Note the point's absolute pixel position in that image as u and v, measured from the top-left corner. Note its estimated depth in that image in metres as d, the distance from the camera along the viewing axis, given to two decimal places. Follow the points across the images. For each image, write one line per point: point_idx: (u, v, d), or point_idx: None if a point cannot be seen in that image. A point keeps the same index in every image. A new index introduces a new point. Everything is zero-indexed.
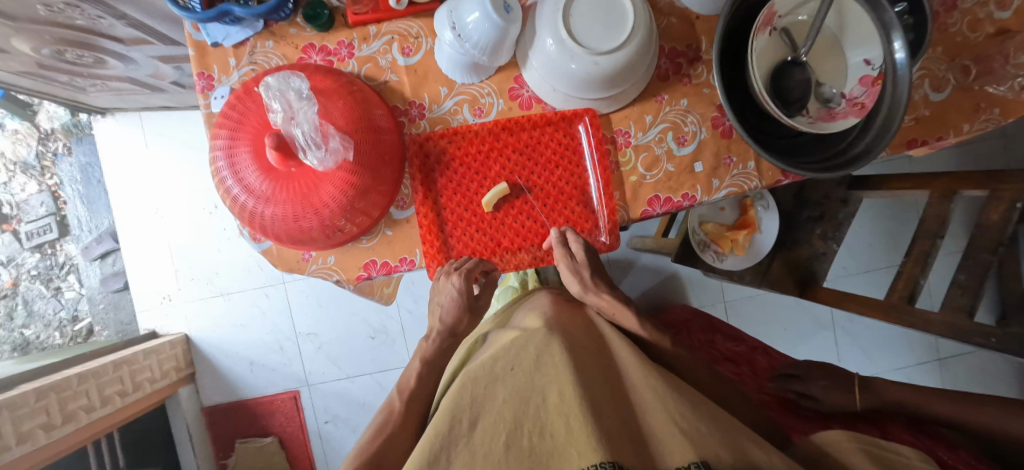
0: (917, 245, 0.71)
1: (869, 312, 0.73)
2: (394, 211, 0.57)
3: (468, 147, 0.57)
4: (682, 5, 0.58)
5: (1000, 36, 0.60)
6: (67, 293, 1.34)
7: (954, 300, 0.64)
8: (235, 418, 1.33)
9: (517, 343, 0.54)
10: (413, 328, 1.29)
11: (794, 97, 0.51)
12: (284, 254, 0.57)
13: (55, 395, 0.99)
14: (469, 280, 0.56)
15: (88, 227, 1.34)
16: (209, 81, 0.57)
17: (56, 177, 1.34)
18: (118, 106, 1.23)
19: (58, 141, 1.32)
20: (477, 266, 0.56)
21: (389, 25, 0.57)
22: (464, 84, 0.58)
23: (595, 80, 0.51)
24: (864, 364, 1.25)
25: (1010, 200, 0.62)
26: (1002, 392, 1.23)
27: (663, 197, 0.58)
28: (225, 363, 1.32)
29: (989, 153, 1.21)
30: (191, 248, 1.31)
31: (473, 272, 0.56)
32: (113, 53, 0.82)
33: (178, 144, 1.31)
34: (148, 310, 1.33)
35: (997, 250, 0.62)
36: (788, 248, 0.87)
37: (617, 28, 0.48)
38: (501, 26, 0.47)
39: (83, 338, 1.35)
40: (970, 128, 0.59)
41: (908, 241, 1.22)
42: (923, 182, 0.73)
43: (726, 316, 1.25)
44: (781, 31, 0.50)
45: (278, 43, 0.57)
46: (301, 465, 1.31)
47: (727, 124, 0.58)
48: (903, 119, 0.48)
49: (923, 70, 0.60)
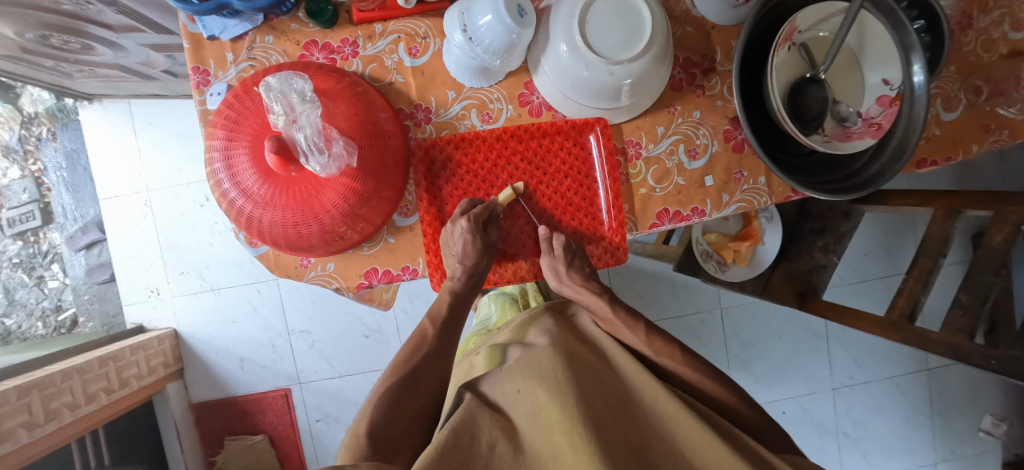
0: (918, 263, 0.70)
1: (869, 327, 0.73)
2: (397, 218, 0.55)
3: (475, 154, 0.55)
4: (698, 13, 0.57)
5: (1013, 57, 0.58)
6: (50, 282, 1.30)
7: (955, 320, 0.64)
8: (224, 415, 1.31)
9: (525, 363, 0.53)
10: (408, 327, 1.27)
11: (811, 115, 0.50)
12: (281, 259, 0.55)
13: (38, 393, 0.96)
14: (476, 226, 0.53)
15: (74, 215, 1.30)
16: (205, 76, 0.54)
17: (39, 163, 1.29)
18: (105, 92, 1.19)
19: (41, 126, 1.27)
20: (484, 211, 0.53)
21: (396, 24, 0.55)
22: (473, 88, 0.56)
23: (608, 89, 0.50)
24: (855, 372, 1.26)
25: (1014, 222, 0.61)
26: (984, 402, 1.26)
27: (671, 211, 0.57)
28: (215, 359, 1.30)
29: (984, 169, 1.23)
30: (181, 241, 1.28)
31: (480, 218, 0.53)
32: (101, 40, 0.78)
33: (169, 133, 1.27)
34: (136, 303, 1.30)
35: (1000, 272, 0.62)
36: (789, 260, 0.87)
37: (635, 37, 0.46)
38: (515, 30, 0.45)
39: (67, 330, 1.31)
40: (979, 148, 0.58)
41: (903, 253, 1.23)
42: (926, 200, 0.73)
43: (722, 323, 1.25)
44: (800, 46, 0.49)
45: (278, 39, 0.54)
46: (291, 463, 1.30)
47: (739, 138, 0.57)
48: (919, 140, 0.47)
49: (936, 89, 0.59)
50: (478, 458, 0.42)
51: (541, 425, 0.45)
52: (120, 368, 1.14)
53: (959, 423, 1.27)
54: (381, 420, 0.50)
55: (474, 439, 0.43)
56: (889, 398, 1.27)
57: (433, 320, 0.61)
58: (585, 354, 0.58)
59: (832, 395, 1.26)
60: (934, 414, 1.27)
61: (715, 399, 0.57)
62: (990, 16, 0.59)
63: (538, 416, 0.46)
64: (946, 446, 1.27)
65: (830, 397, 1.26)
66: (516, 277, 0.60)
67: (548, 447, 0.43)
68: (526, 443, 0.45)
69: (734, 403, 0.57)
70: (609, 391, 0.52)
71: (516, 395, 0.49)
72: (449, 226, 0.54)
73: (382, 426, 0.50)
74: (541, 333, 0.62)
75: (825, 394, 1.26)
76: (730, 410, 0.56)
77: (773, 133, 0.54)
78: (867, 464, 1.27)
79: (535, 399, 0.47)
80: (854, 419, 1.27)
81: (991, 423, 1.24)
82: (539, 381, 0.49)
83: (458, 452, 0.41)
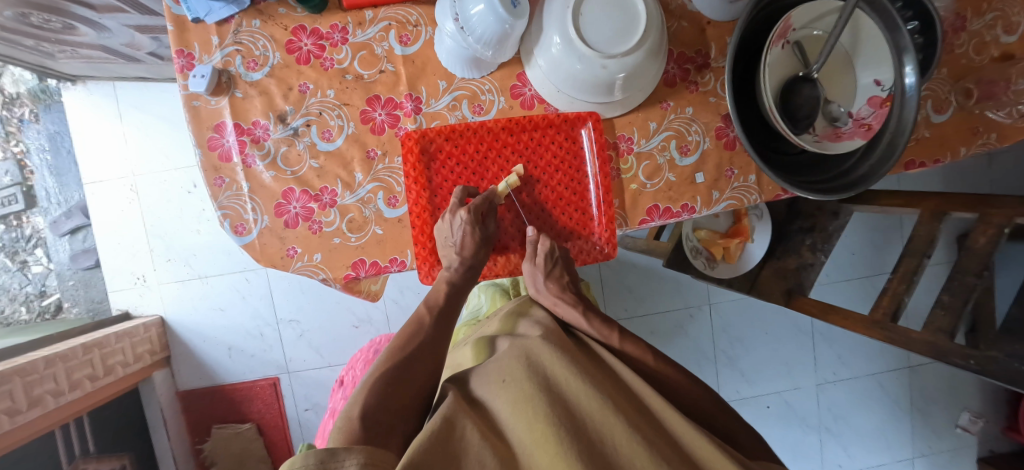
0: (904, 263, 0.70)
1: (853, 325, 0.73)
2: (385, 208, 0.55)
3: (466, 145, 0.54)
4: (694, 8, 0.56)
5: (1003, 61, 0.59)
6: (34, 268, 1.28)
7: (936, 320, 0.64)
8: (212, 403, 1.30)
9: (513, 353, 0.53)
10: (398, 319, 1.27)
11: (802, 114, 0.50)
12: (267, 249, 0.54)
13: (20, 379, 0.94)
14: (475, 216, 0.52)
15: (57, 200, 1.28)
16: (189, 60, 0.52)
17: (21, 145, 1.26)
18: (89, 74, 1.16)
19: (24, 107, 1.24)
20: (483, 202, 0.52)
21: (387, 11, 0.54)
22: (464, 79, 0.55)
23: (600, 82, 0.50)
24: (839, 368, 1.29)
25: (998, 225, 0.62)
26: (962, 399, 1.29)
27: (662, 207, 0.57)
28: (203, 348, 1.29)
29: (970, 174, 1.25)
30: (169, 227, 1.26)
31: (479, 209, 0.52)
32: (83, 20, 0.76)
33: (157, 118, 1.24)
34: (121, 290, 1.28)
35: (983, 274, 0.62)
36: (777, 258, 0.88)
37: (629, 30, 0.46)
38: (507, 20, 0.44)
39: (51, 315, 1.29)
40: (967, 151, 0.58)
41: (890, 253, 1.25)
42: (914, 201, 0.73)
43: (709, 318, 1.26)
44: (794, 44, 0.49)
45: (266, 23, 0.53)
46: (279, 451, 1.31)
47: (731, 135, 0.57)
48: (908, 142, 0.47)
49: (927, 91, 0.59)
50: (468, 447, 0.42)
51: (528, 415, 0.45)
52: (106, 355, 1.13)
53: (938, 420, 1.30)
54: (375, 404, 0.48)
55: (464, 428, 0.43)
56: (870, 394, 1.29)
57: (426, 310, 0.59)
58: (574, 345, 0.59)
59: (816, 391, 1.28)
60: (914, 410, 1.30)
61: (694, 396, 0.57)
62: (983, 19, 0.59)
63: (524, 405, 0.46)
64: (924, 442, 1.30)
65: (814, 393, 1.28)
66: (505, 270, 0.61)
67: (533, 439, 0.44)
68: (512, 436, 0.45)
69: (712, 400, 0.57)
70: (599, 379, 0.52)
71: (503, 385, 0.50)
72: (447, 217, 0.53)
73: (374, 411, 0.47)
74: (533, 324, 0.62)
75: (809, 390, 1.28)
76: (708, 408, 0.57)
77: (763, 132, 0.54)
78: (848, 458, 1.30)
79: (522, 389, 0.48)
80: (836, 414, 1.29)
81: (969, 419, 1.27)
82: (525, 375, 0.49)
83: (448, 442, 0.41)
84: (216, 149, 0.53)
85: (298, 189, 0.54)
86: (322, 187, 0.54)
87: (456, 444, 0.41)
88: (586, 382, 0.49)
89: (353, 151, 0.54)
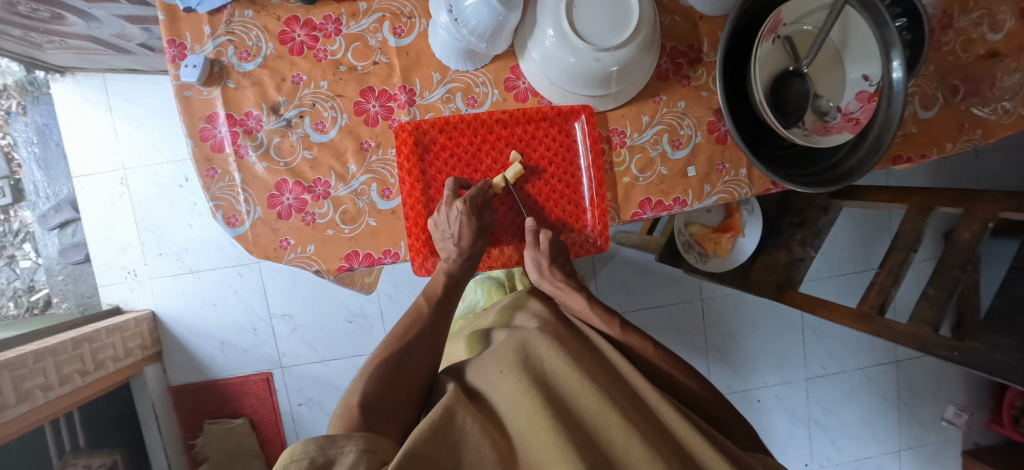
0: (891, 257, 0.71)
1: (841, 318, 0.74)
2: (379, 200, 0.55)
3: (459, 137, 0.54)
4: (687, 3, 0.57)
5: (990, 58, 0.60)
6: (22, 262, 1.27)
7: (922, 313, 0.65)
8: (204, 398, 1.29)
9: (510, 345, 0.54)
10: (392, 313, 1.27)
11: (792, 108, 0.51)
12: (259, 241, 0.54)
13: (8, 373, 0.93)
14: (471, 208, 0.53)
15: (46, 193, 1.27)
16: (181, 49, 0.52)
17: (8, 137, 1.24)
18: (78, 65, 1.14)
19: (11, 99, 1.23)
20: (479, 194, 0.53)
21: (380, 3, 0.54)
22: (458, 71, 0.55)
23: (594, 75, 0.50)
24: (828, 362, 1.31)
25: (982, 220, 0.63)
26: (947, 394, 1.32)
27: (654, 200, 0.58)
28: (194, 342, 1.28)
29: (958, 172, 1.27)
30: (159, 220, 1.25)
31: (476, 200, 0.52)
32: (73, 9, 0.75)
33: (147, 111, 1.23)
34: (111, 284, 1.27)
35: (967, 267, 0.63)
36: (768, 252, 0.89)
37: (623, 23, 0.46)
38: (501, 12, 0.44)
39: (41, 310, 1.28)
40: (953, 146, 0.59)
41: (879, 249, 1.27)
42: (901, 196, 0.74)
43: (702, 313, 1.28)
44: (784, 39, 0.50)
45: (258, 13, 0.53)
46: (271, 447, 1.30)
47: (722, 129, 0.58)
48: (894, 136, 0.48)
49: (915, 87, 0.60)
50: (467, 437, 0.42)
51: (524, 408, 0.45)
52: (96, 350, 1.12)
53: (924, 413, 1.32)
54: (374, 393, 0.48)
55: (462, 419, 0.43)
56: (858, 389, 1.31)
57: (425, 301, 0.60)
58: (571, 338, 0.59)
59: (806, 385, 1.30)
60: (901, 404, 1.32)
61: (689, 386, 0.58)
62: (970, 16, 0.60)
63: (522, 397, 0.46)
64: (910, 435, 1.33)
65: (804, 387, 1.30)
66: (500, 261, 0.61)
67: (530, 429, 0.44)
68: (512, 428, 0.46)
69: (708, 391, 0.58)
70: (597, 373, 0.53)
71: (500, 376, 0.50)
72: (444, 210, 0.53)
73: (375, 398, 0.47)
74: (529, 317, 0.63)
75: (799, 384, 1.30)
76: (704, 400, 0.58)
77: (755, 126, 0.55)
78: (836, 451, 1.32)
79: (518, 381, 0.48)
80: (825, 408, 1.31)
81: (953, 413, 1.29)
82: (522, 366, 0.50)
83: (448, 432, 0.41)
84: (207, 140, 0.53)
85: (291, 180, 0.54)
86: (315, 178, 0.54)
87: (456, 436, 0.42)
88: (583, 374, 0.49)
89: (347, 143, 0.54)
